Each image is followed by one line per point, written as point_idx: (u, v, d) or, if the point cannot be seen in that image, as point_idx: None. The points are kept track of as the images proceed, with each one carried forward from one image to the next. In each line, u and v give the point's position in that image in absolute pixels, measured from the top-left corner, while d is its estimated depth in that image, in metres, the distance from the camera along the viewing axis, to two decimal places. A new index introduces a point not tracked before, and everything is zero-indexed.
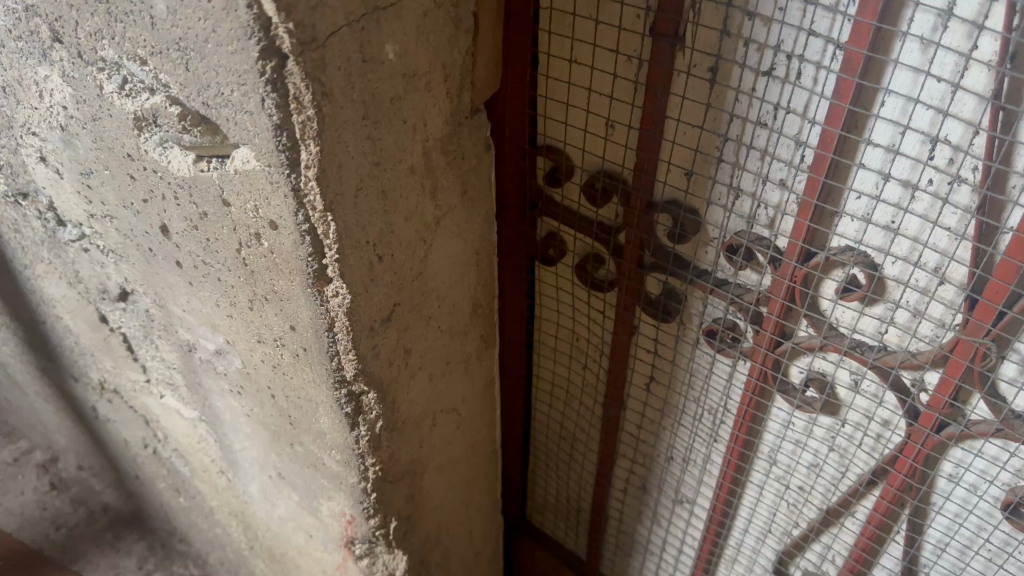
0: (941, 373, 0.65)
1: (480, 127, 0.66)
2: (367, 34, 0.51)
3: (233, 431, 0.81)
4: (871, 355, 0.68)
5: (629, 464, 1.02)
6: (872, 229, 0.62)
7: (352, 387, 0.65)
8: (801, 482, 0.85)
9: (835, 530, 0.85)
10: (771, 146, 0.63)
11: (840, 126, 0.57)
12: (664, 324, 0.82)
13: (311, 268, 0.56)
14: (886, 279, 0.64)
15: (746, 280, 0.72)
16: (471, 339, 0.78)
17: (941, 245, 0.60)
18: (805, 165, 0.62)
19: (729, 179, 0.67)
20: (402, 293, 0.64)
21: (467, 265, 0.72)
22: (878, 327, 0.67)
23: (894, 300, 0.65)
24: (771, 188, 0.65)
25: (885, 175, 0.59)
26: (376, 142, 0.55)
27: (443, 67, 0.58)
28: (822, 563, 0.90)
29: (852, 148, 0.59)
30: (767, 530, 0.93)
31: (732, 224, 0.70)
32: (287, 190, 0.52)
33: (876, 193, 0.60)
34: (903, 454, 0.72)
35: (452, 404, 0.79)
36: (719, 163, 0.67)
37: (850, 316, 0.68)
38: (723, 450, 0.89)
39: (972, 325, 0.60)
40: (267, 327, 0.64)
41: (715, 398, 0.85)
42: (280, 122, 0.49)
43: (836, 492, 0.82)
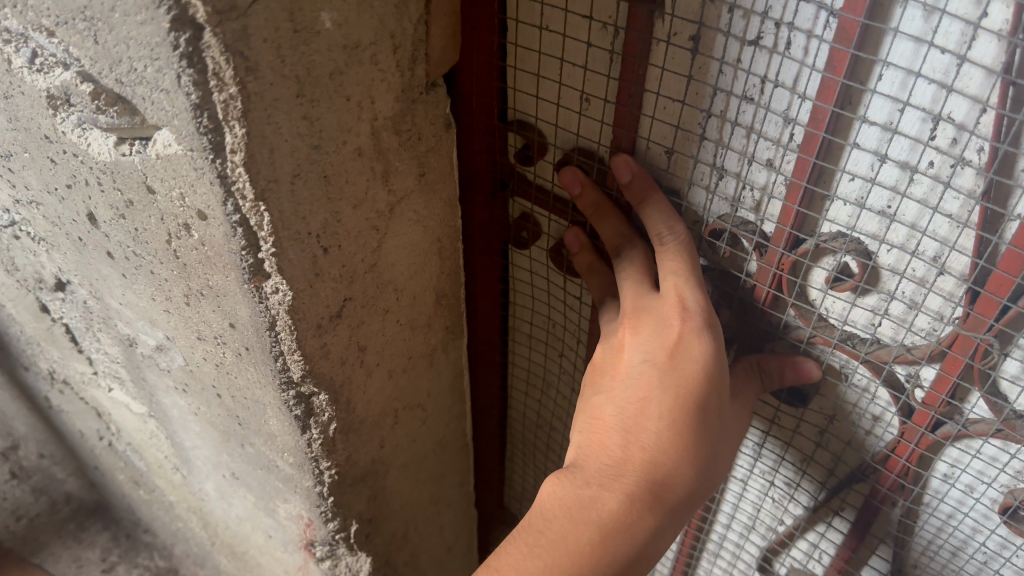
0: (938, 368, 0.61)
1: (437, 104, 0.60)
2: (297, 1, 0.44)
3: (183, 429, 0.76)
4: (863, 349, 0.63)
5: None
6: (865, 215, 0.57)
7: (300, 389, 0.59)
8: (786, 479, 0.81)
9: (821, 528, 0.81)
10: (758, 123, 0.57)
11: (833, 102, 0.52)
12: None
13: (246, 263, 0.51)
14: (881, 269, 0.59)
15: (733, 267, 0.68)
16: (435, 331, 0.73)
17: (941, 233, 0.54)
18: (795, 144, 0.56)
19: (712, 159, 0.62)
20: (353, 287, 0.59)
21: (427, 254, 0.67)
22: (870, 319, 0.63)
23: (889, 290, 0.60)
24: (757, 169, 0.60)
25: (881, 156, 0.53)
26: (313, 122, 0.49)
27: (391, 36, 0.52)
28: (805, 560, 0.86)
29: (845, 125, 0.54)
30: (750, 525, 0.89)
31: (714, 207, 0.65)
32: (212, 177, 0.47)
33: (870, 176, 0.55)
34: (895, 453, 0.68)
35: (417, 400, 0.74)
36: (702, 141, 0.61)
37: (841, 306, 0.64)
38: None
39: (973, 320, 0.55)
40: (205, 323, 0.59)
41: None
42: (199, 101, 0.44)
43: (821, 491, 0.78)
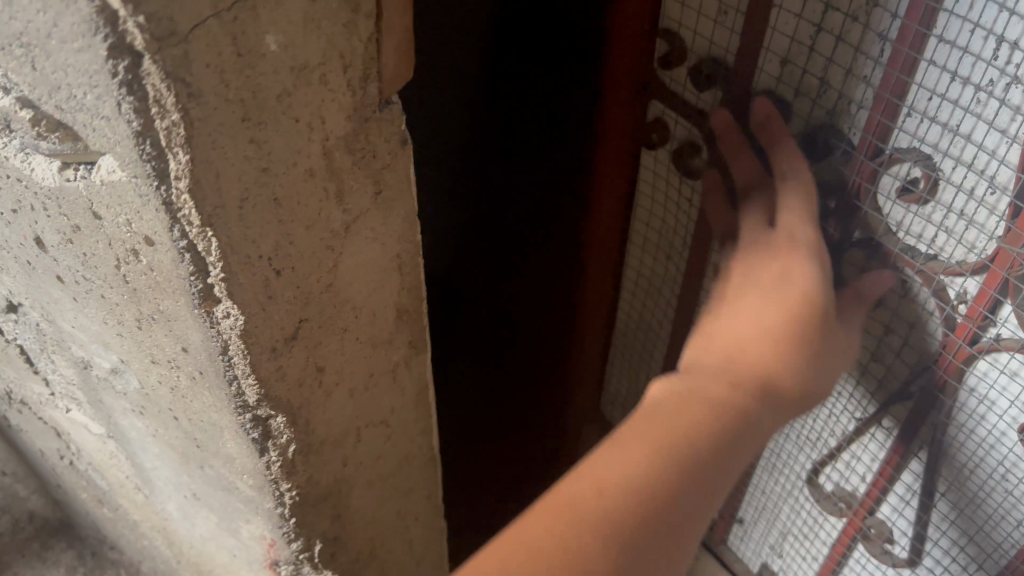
0: (981, 283, 0.66)
1: (394, 121, 0.58)
2: (241, 25, 0.43)
3: (142, 450, 0.75)
4: (920, 260, 0.70)
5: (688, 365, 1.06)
6: (927, 124, 0.64)
7: (256, 412, 0.58)
8: (833, 388, 0.86)
9: (861, 448, 0.87)
10: (861, 42, 0.66)
11: (918, 20, 0.60)
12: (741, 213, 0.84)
13: (196, 288, 0.50)
14: (941, 180, 0.65)
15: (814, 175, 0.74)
16: (398, 348, 0.70)
17: (992, 147, 0.60)
18: (884, 58, 0.64)
19: (821, 72, 0.70)
20: (309, 308, 0.57)
21: (388, 271, 0.64)
22: (923, 231, 0.69)
23: (946, 203, 0.66)
24: (855, 82, 0.68)
25: (952, 73, 0.60)
26: (261, 145, 0.48)
27: (340, 55, 0.51)
28: (847, 480, 0.91)
29: (921, 41, 0.61)
30: (802, 440, 0.95)
31: (815, 115, 0.72)
32: (157, 204, 0.46)
33: (938, 90, 0.61)
34: (935, 363, 0.74)
35: (380, 417, 0.72)
36: (812, 54, 0.70)
37: (901, 215, 0.70)
38: None
39: (1014, 235, 0.61)
40: (158, 347, 0.58)
41: None
42: (141, 128, 0.43)
43: (868, 403, 0.83)
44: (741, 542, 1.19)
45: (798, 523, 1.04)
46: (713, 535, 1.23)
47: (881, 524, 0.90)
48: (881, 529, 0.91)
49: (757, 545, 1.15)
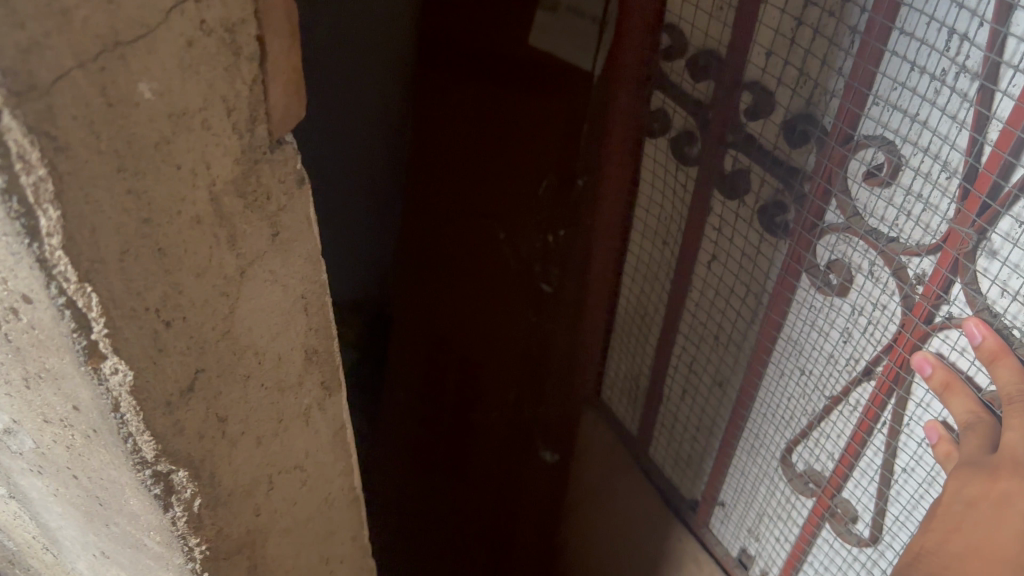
0: (936, 264, 0.77)
1: (287, 162, 0.57)
2: (109, 74, 0.42)
3: (45, 510, 0.71)
4: (882, 241, 0.82)
5: (683, 338, 1.21)
6: (888, 111, 0.78)
7: (156, 467, 0.56)
8: (809, 364, 0.98)
9: (834, 419, 0.96)
10: (833, 32, 0.82)
11: (882, 15, 0.76)
12: (727, 202, 1.04)
13: (79, 344, 0.48)
14: (903, 166, 0.78)
15: (796, 165, 0.91)
16: (308, 390, 0.69)
17: (943, 131, 0.73)
18: (854, 51, 0.80)
19: (802, 63, 0.87)
20: (205, 357, 0.55)
21: (291, 313, 0.63)
22: (888, 212, 0.81)
23: (905, 185, 0.78)
24: (831, 75, 0.83)
25: (911, 63, 0.74)
26: (139, 196, 0.46)
27: (224, 100, 0.49)
28: (816, 457, 1.01)
29: (885, 35, 0.76)
30: (780, 419, 1.06)
31: (792, 103, 0.89)
32: (29, 261, 0.44)
33: (901, 79, 0.75)
34: (894, 343, 0.84)
35: (294, 461, 0.70)
36: (802, 51, 0.86)
37: (869, 199, 0.83)
38: (758, 322, 1.04)
39: (962, 215, 0.73)
40: (49, 406, 0.56)
41: (762, 275, 1.01)
42: (4, 184, 0.41)
43: (840, 380, 0.93)
44: (722, 525, 1.25)
45: (772, 504, 1.12)
46: (694, 514, 1.30)
47: (845, 501, 0.98)
48: (845, 507, 0.98)
49: (736, 529, 1.22)
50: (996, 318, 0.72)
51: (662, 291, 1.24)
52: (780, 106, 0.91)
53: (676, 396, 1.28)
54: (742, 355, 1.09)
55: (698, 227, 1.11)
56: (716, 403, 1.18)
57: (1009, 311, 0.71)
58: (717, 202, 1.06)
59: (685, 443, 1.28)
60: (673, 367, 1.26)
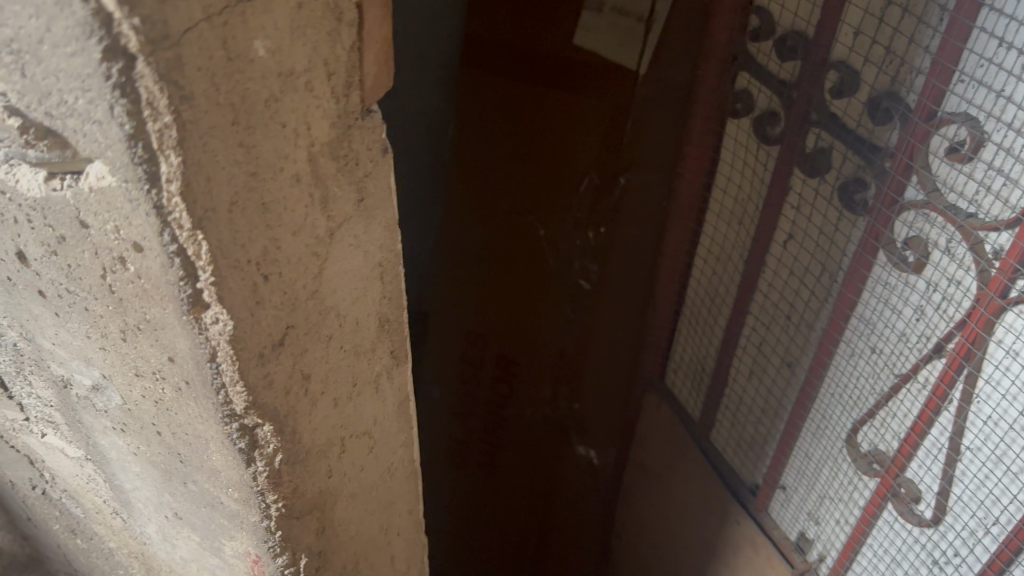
0: (1012, 236, 0.70)
1: (375, 129, 0.59)
2: (231, 29, 0.44)
3: (122, 471, 0.74)
4: (960, 217, 0.75)
5: (754, 317, 1.05)
6: (977, 88, 0.70)
7: (243, 421, 0.58)
8: (881, 344, 0.87)
9: (899, 399, 0.87)
10: (909, 5, 0.74)
11: None
12: (808, 180, 0.90)
13: (184, 294, 0.50)
14: (983, 141, 0.71)
15: (881, 140, 0.80)
16: (379, 358, 0.71)
17: None
18: (942, 28, 0.72)
19: (886, 37, 0.77)
20: (295, 314, 0.57)
21: (369, 279, 0.65)
22: (967, 189, 0.74)
23: (986, 161, 0.71)
24: (916, 50, 0.75)
25: (999, 39, 0.67)
26: (249, 149, 0.48)
27: (325, 63, 0.52)
28: (880, 437, 0.91)
29: (975, 11, 0.69)
30: (847, 399, 0.94)
31: (865, 75, 0.80)
32: (147, 207, 0.46)
33: (987, 54, 0.69)
34: (968, 318, 0.77)
35: (364, 427, 0.72)
36: (880, 24, 0.78)
37: (952, 175, 0.75)
38: (832, 297, 0.92)
39: None
40: (143, 359, 0.58)
41: (839, 247, 0.89)
42: (133, 130, 0.43)
43: (909, 358, 0.84)
44: (782, 509, 1.09)
45: (835, 486, 0.99)
46: (755, 497, 1.13)
47: (910, 482, 0.88)
48: (909, 487, 0.88)
49: (796, 513, 1.07)
50: None
51: (734, 280, 1.07)
52: (864, 83, 0.80)
53: (735, 386, 1.13)
54: (814, 334, 0.96)
55: (775, 208, 0.96)
56: (782, 386, 1.04)
57: None
58: (797, 184, 0.92)
59: (750, 428, 1.12)
60: (740, 353, 1.10)
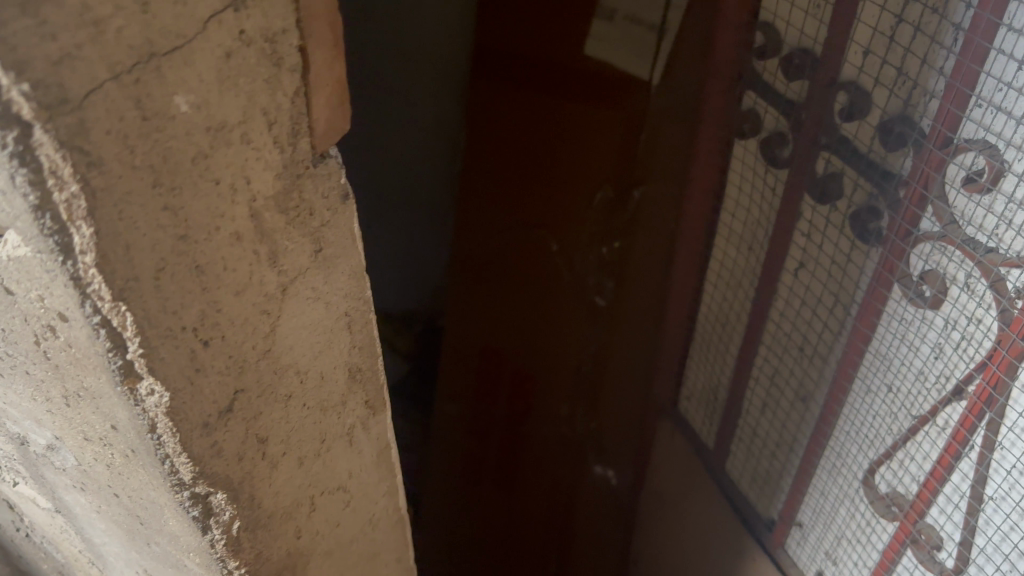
0: None
1: (331, 176, 0.54)
2: (144, 86, 0.40)
3: (90, 525, 0.71)
4: (979, 252, 0.69)
5: (765, 348, 1.00)
6: (995, 114, 0.64)
7: (194, 490, 0.54)
8: (898, 382, 0.81)
9: (917, 442, 0.81)
10: (921, 23, 0.68)
11: (988, 9, 0.63)
12: (818, 207, 0.84)
13: (115, 365, 0.46)
14: (1003, 170, 0.65)
15: (893, 166, 0.74)
16: (352, 410, 0.67)
17: None
18: (957, 49, 0.66)
19: (897, 58, 0.71)
20: (245, 377, 0.53)
21: (334, 331, 0.61)
22: (987, 222, 0.68)
23: (1007, 193, 0.65)
24: (929, 71, 0.69)
25: (1018, 62, 0.61)
26: (176, 213, 0.45)
27: (264, 113, 0.47)
28: (899, 480, 0.85)
29: (992, 31, 0.63)
30: (862, 437, 0.88)
31: (875, 97, 0.74)
32: (64, 279, 0.42)
33: (1005, 78, 0.63)
34: (989, 361, 0.71)
35: (336, 482, 0.68)
36: (891, 43, 0.71)
37: (970, 206, 0.69)
38: (845, 331, 0.86)
39: None
40: (89, 424, 0.55)
41: (851, 278, 0.83)
42: (38, 201, 0.39)
43: (927, 399, 0.79)
44: (798, 547, 1.04)
45: (852, 527, 0.93)
46: (771, 533, 1.07)
47: (931, 528, 0.82)
48: (929, 534, 0.82)
49: (813, 552, 1.01)
50: None
51: (743, 308, 1.01)
52: (875, 105, 0.74)
53: (749, 417, 1.07)
54: (827, 368, 0.90)
55: (783, 235, 0.90)
56: (796, 421, 0.98)
57: None
58: (807, 211, 0.85)
59: (764, 460, 1.06)
60: (752, 383, 1.04)
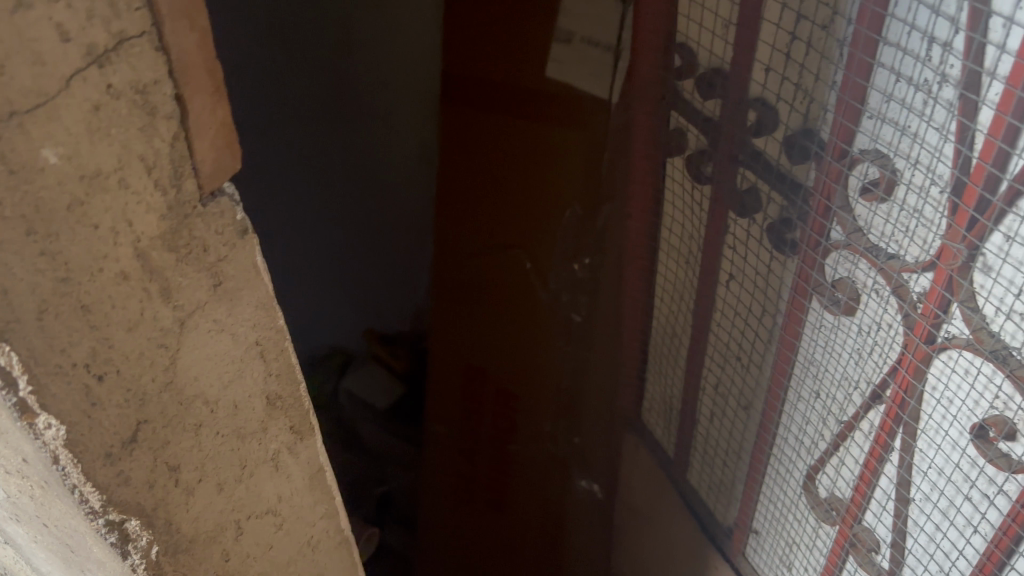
0: (930, 280, 0.67)
1: (223, 214, 0.57)
2: (7, 142, 0.43)
3: (33, 554, 0.73)
4: (881, 259, 0.70)
5: (709, 359, 1.01)
6: (884, 125, 0.66)
7: (108, 516, 0.57)
8: (825, 389, 0.83)
9: (846, 448, 0.83)
10: (810, 40, 0.70)
11: (866, 25, 0.64)
12: (740, 220, 0.86)
13: (10, 401, 0.48)
14: (894, 179, 0.67)
15: (799, 178, 0.76)
16: (275, 435, 0.69)
17: (933, 144, 0.62)
18: (842, 64, 0.67)
19: (794, 75, 0.72)
20: (147, 409, 0.56)
21: (243, 361, 0.63)
22: (885, 229, 0.69)
23: (900, 201, 0.67)
24: (821, 87, 0.70)
25: (898, 75, 0.63)
26: (54, 257, 0.47)
27: (141, 158, 0.50)
28: (835, 485, 0.86)
29: (872, 46, 0.64)
30: (800, 444, 0.90)
31: (781, 115, 0.75)
32: None
33: (889, 90, 0.64)
34: (899, 365, 0.73)
35: (265, 506, 0.71)
36: (787, 60, 0.73)
37: (868, 215, 0.70)
38: (775, 340, 0.88)
39: (953, 231, 0.63)
40: (6, 458, 0.58)
41: (774, 288, 0.85)
42: None
43: (851, 405, 0.80)
44: (755, 553, 1.05)
45: (799, 533, 0.95)
46: (730, 541, 1.09)
47: (867, 531, 0.84)
48: (866, 537, 0.84)
49: (770, 558, 1.02)
50: (996, 342, 0.63)
51: (687, 321, 1.03)
52: (778, 120, 0.76)
53: (702, 427, 1.08)
54: (764, 376, 0.92)
55: (715, 248, 0.91)
56: (741, 429, 1.00)
57: (1006, 331, 0.62)
58: (734, 222, 0.87)
59: (719, 469, 1.08)
60: (702, 394, 1.06)
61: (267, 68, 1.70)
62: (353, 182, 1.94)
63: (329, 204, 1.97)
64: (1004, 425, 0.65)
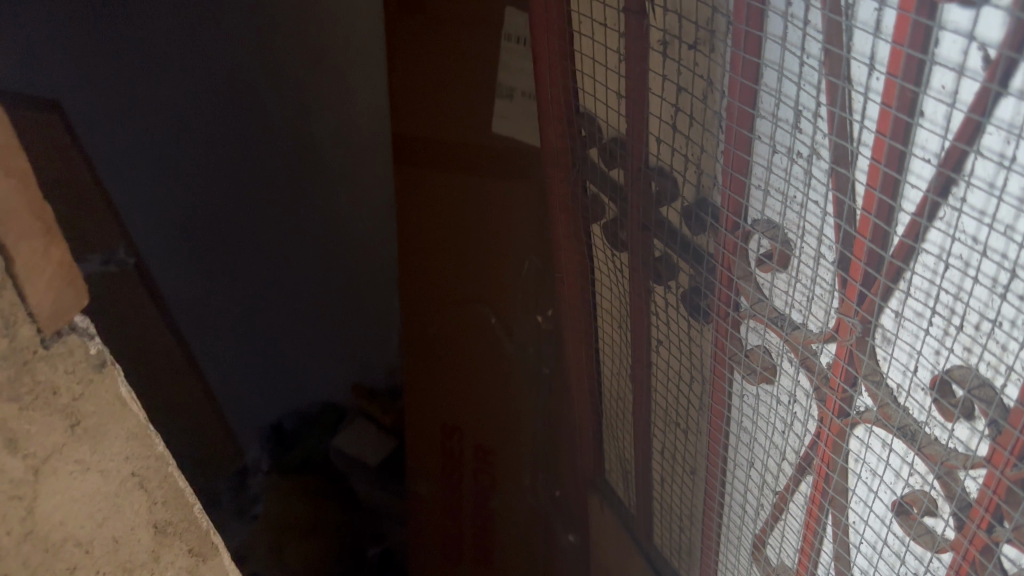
0: (833, 354, 0.63)
1: (71, 352, 0.55)
2: None
3: None
4: (786, 330, 0.67)
5: (653, 424, 0.98)
6: (771, 197, 0.64)
7: None
8: (759, 458, 0.80)
9: (783, 520, 0.79)
10: (693, 112, 0.68)
11: (737, 97, 0.62)
12: (659, 287, 0.83)
13: None
14: (786, 251, 0.64)
15: (702, 247, 0.74)
16: (170, 562, 0.66)
17: (816, 215, 0.60)
18: (723, 137, 0.65)
19: (684, 146, 0.70)
20: (5, 561, 0.54)
21: (118, 496, 0.61)
22: (788, 300, 0.67)
23: (795, 273, 0.64)
24: (710, 158, 0.68)
25: (775, 147, 0.61)
26: None
27: None
28: (780, 557, 0.82)
29: (748, 119, 0.62)
30: (745, 512, 0.86)
31: (682, 182, 0.72)
32: None
33: (770, 162, 0.62)
34: (818, 440, 0.69)
35: None
36: (676, 131, 0.70)
37: (770, 283, 0.68)
38: (706, 409, 0.85)
39: (846, 304, 0.60)
40: None
41: (699, 357, 0.82)
42: None
43: (781, 477, 0.77)
44: None
45: None
46: None
47: None
48: None
49: None
50: (904, 416, 0.59)
51: (628, 385, 1.00)
52: (676, 191, 0.74)
53: (658, 491, 1.05)
54: (702, 443, 0.89)
55: (640, 314, 0.88)
56: (692, 496, 0.96)
57: (912, 405, 0.59)
58: (654, 288, 0.85)
59: (679, 536, 1.04)
60: (653, 459, 1.02)
61: (232, 137, 1.67)
62: (322, 243, 1.91)
63: (300, 267, 1.94)
64: (922, 502, 0.61)
